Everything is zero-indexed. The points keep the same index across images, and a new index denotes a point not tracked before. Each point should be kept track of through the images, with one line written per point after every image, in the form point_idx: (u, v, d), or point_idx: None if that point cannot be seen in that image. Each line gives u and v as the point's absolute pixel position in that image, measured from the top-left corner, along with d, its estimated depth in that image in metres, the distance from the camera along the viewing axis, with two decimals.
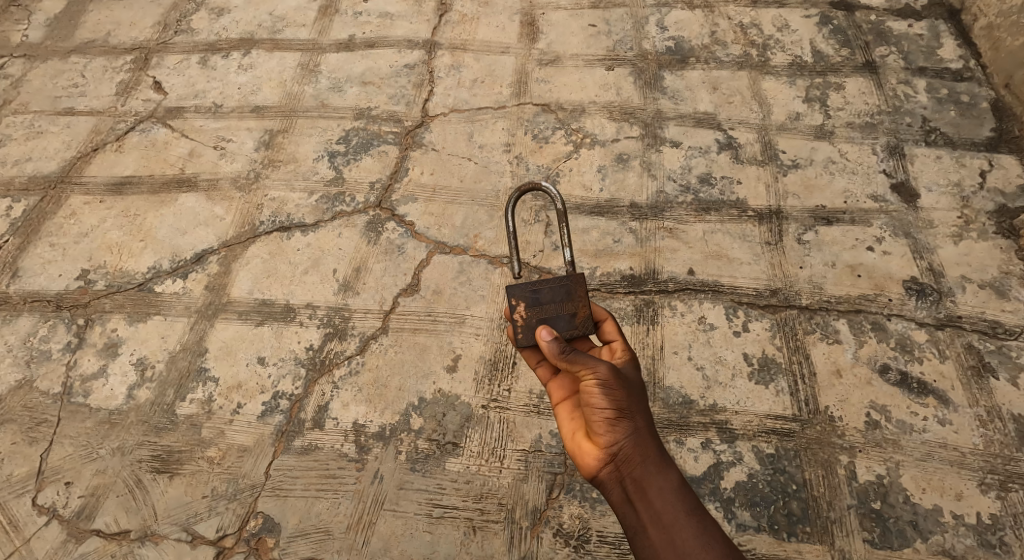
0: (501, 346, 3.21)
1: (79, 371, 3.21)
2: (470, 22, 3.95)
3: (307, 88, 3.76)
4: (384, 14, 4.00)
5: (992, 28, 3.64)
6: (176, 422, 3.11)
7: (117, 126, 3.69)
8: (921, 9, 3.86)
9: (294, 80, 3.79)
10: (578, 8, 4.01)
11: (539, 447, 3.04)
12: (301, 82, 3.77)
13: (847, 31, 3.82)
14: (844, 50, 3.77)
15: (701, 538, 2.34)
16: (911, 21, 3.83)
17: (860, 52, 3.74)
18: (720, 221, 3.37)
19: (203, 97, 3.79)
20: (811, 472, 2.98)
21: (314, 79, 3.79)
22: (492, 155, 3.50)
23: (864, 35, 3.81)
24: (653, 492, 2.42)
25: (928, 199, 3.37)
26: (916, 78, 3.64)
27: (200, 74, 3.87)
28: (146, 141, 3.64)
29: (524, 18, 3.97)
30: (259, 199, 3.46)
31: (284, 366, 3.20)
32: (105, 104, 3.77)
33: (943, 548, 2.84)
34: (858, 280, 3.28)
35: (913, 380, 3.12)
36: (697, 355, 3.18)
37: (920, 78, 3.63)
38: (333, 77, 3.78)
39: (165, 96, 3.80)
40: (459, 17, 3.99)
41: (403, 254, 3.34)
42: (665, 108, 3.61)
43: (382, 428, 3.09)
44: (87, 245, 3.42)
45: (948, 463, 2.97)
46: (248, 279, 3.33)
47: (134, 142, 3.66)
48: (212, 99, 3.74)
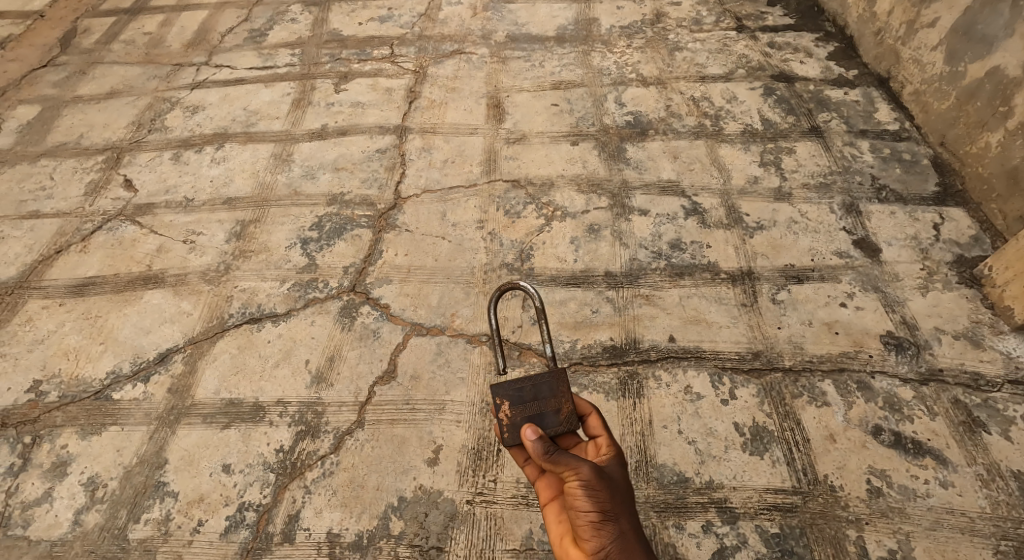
0: (484, 433, 3.07)
1: (20, 497, 2.94)
2: (439, 107, 4.03)
3: (281, 177, 3.70)
4: (356, 104, 4.05)
5: (919, 94, 3.86)
6: (127, 550, 2.85)
7: (83, 227, 3.54)
8: (854, 79, 4.13)
9: (267, 170, 3.74)
10: (540, 90, 4.14)
11: (530, 545, 2.86)
12: (274, 172, 3.71)
13: (790, 101, 4.02)
14: (790, 118, 3.96)
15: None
16: (846, 89, 4.08)
17: (805, 119, 3.93)
18: (694, 285, 3.37)
19: (174, 191, 3.67)
20: (820, 552, 2.90)
21: (288, 168, 3.74)
22: (465, 232, 3.47)
23: (806, 103, 4.02)
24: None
25: (890, 252, 3.46)
26: (860, 139, 3.83)
27: (172, 169, 3.76)
28: (113, 241, 3.50)
29: (489, 101, 4.08)
30: (228, 291, 3.33)
31: (251, 473, 2.99)
32: (73, 206, 3.63)
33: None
34: (837, 337, 3.29)
35: (907, 440, 3.09)
36: (687, 429, 3.12)
37: (863, 140, 3.82)
38: (306, 165, 3.75)
39: (136, 194, 3.67)
40: (428, 102, 4.07)
41: (378, 339, 3.21)
42: (630, 178, 3.68)
43: (359, 537, 2.88)
44: (40, 353, 3.20)
45: (959, 531, 2.91)
46: (213, 378, 3.15)
47: (101, 240, 3.50)
48: (184, 194, 3.65)
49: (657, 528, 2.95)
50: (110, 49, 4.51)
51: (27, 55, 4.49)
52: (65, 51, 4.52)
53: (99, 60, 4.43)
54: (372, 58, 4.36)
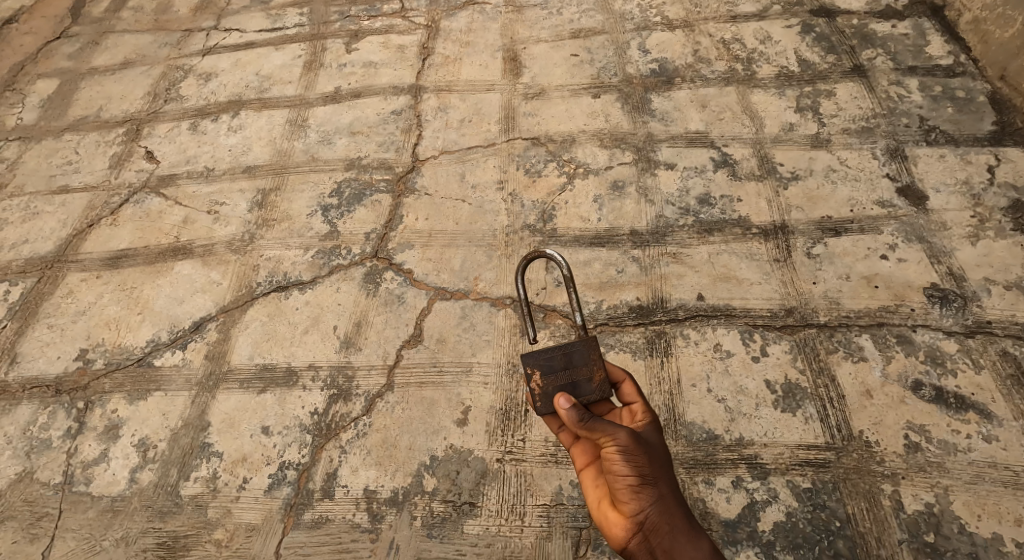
0: (511, 394, 3.12)
1: (80, 457, 3.13)
2: (454, 64, 3.94)
3: (297, 144, 3.70)
4: (368, 64, 4.00)
5: (979, 22, 3.62)
6: (180, 505, 3.03)
7: (112, 200, 3.63)
8: (903, 9, 3.82)
9: (283, 137, 3.73)
10: (559, 40, 3.99)
11: (561, 501, 2.96)
12: (290, 138, 3.71)
13: (830, 38, 3.77)
14: (831, 57, 3.71)
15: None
16: (894, 21, 3.78)
17: (847, 57, 3.68)
18: (724, 241, 3.26)
19: (195, 162, 3.72)
20: (854, 507, 2.86)
21: (304, 135, 3.74)
22: (486, 195, 3.42)
23: (849, 39, 3.76)
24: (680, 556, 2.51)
25: (938, 200, 3.27)
26: (908, 76, 3.56)
27: (191, 139, 3.81)
28: (141, 213, 3.57)
29: (506, 55, 3.96)
30: (254, 260, 3.38)
31: (290, 435, 3.10)
32: (101, 179, 3.72)
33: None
34: (877, 292, 3.17)
35: (949, 395, 2.99)
36: (716, 387, 3.08)
37: (911, 77, 3.55)
38: (321, 130, 3.72)
39: (158, 166, 3.73)
40: (442, 59, 3.99)
41: (403, 304, 3.23)
42: (656, 131, 3.54)
43: (395, 493, 3.00)
44: (85, 324, 3.34)
45: (1001, 484, 2.84)
46: (246, 345, 3.22)
47: (129, 213, 3.58)
48: (204, 164, 3.70)
49: (685, 482, 2.94)
50: (120, 17, 4.53)
51: (41, 27, 4.55)
52: (76, 22, 4.55)
53: (110, 29, 4.46)
54: (383, 14, 4.27)
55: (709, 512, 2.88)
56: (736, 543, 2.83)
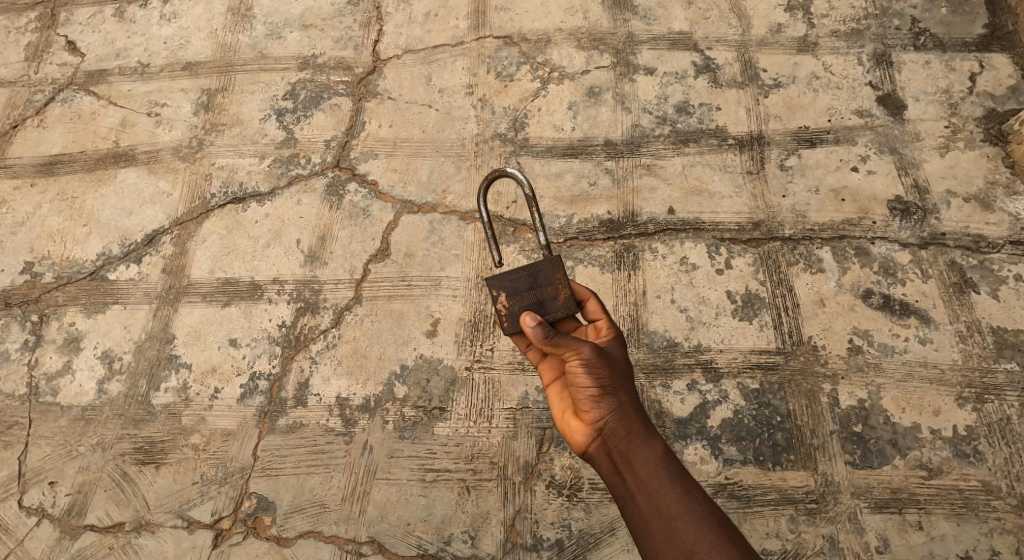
0: (481, 307, 3.10)
1: (43, 370, 3.07)
2: None
3: (242, 37, 3.45)
4: None
5: None
6: (153, 413, 3.02)
7: (35, 98, 3.38)
8: None
9: (226, 28, 3.48)
10: None
11: (526, 404, 3.00)
12: (235, 31, 3.46)
13: None
14: None
15: (685, 502, 2.20)
16: None
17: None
18: (699, 152, 3.23)
19: (126, 55, 3.44)
20: (795, 403, 2.99)
21: (250, 25, 3.47)
22: (453, 99, 3.29)
23: None
24: (639, 464, 2.27)
25: (916, 109, 3.25)
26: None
27: (118, 28, 3.51)
28: (71, 113, 3.35)
29: None
30: (206, 168, 3.24)
31: (258, 346, 3.07)
32: (17, 73, 3.44)
33: (920, 462, 2.89)
34: (842, 205, 3.18)
35: (895, 302, 3.08)
36: (680, 297, 3.10)
37: None
38: (270, 22, 3.47)
39: (83, 58, 3.45)
40: None
41: (369, 217, 3.15)
42: (637, 31, 3.39)
43: (367, 400, 3.02)
44: (26, 236, 3.18)
45: (928, 382, 2.99)
46: (206, 257, 3.14)
47: (57, 113, 3.35)
48: (137, 59, 3.44)
49: (643, 387, 3.02)
50: None
51: None
52: None
53: None
54: None
55: (662, 412, 2.99)
56: (684, 438, 2.96)
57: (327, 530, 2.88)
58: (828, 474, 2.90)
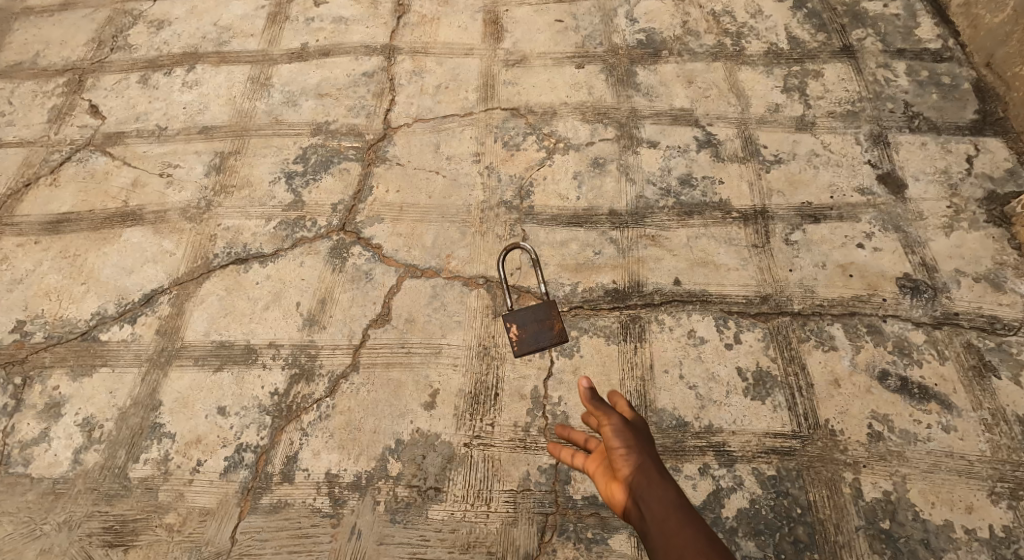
0: (482, 377, 2.97)
1: (18, 436, 2.89)
2: (431, 24, 3.82)
3: (259, 104, 3.56)
4: (338, 19, 3.84)
5: (969, 6, 3.64)
6: (128, 487, 2.82)
7: (50, 158, 3.44)
8: None
9: (243, 95, 3.60)
10: (542, 4, 3.89)
11: (528, 486, 2.81)
12: (252, 98, 3.57)
13: (822, 15, 3.77)
14: (820, 35, 3.72)
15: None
16: (885, 1, 3.80)
17: (837, 36, 3.69)
18: (704, 224, 3.23)
19: (145, 119, 3.55)
20: (816, 493, 2.80)
21: (266, 93, 3.60)
22: (460, 166, 3.35)
23: (839, 18, 3.76)
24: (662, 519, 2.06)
25: (916, 189, 3.29)
26: (896, 60, 3.60)
27: (141, 93, 3.63)
28: (84, 173, 3.39)
29: (487, 17, 3.85)
30: (211, 229, 3.23)
31: (247, 416, 2.91)
32: (37, 134, 3.52)
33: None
34: (850, 281, 3.14)
35: (913, 385, 2.95)
36: (689, 373, 2.99)
37: (899, 60, 3.59)
38: (286, 91, 3.60)
39: (104, 121, 3.55)
40: (419, 17, 3.85)
41: (371, 281, 3.11)
42: (640, 106, 3.51)
43: (358, 477, 2.83)
44: (21, 294, 3.12)
45: (956, 473, 2.81)
46: (202, 320, 3.06)
47: (70, 173, 3.39)
48: (156, 122, 3.53)
49: None
50: None
51: None
52: None
53: None
54: None
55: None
56: None
57: None
58: None
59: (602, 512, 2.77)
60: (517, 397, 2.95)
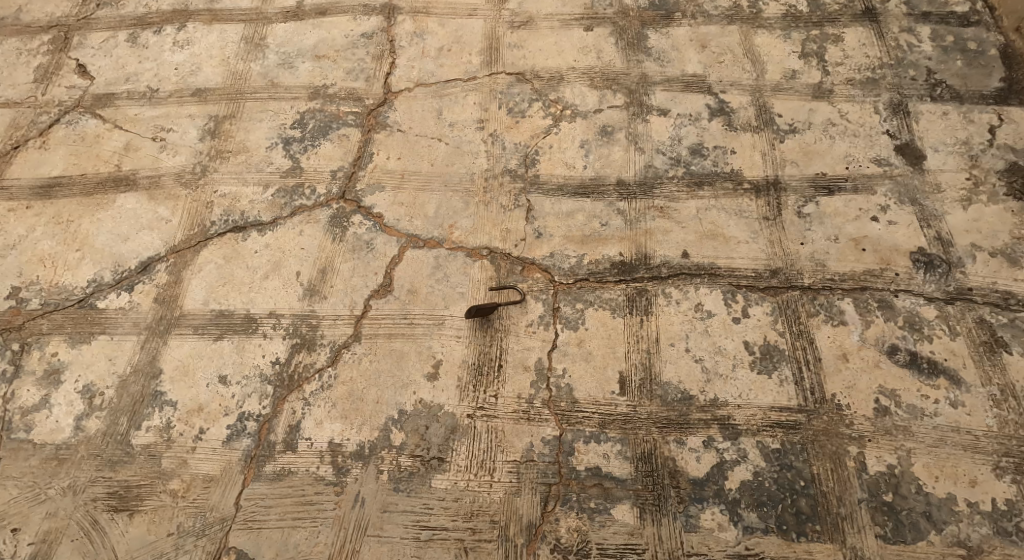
0: (485, 349, 2.94)
1: (18, 403, 2.88)
2: None
3: (254, 65, 3.46)
4: None
5: None
6: (132, 454, 2.82)
7: (40, 119, 3.36)
8: None
9: (238, 56, 3.50)
10: None
11: (531, 457, 2.81)
12: (247, 59, 3.47)
13: None
14: None
15: None
16: None
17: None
18: (713, 196, 3.15)
19: (136, 80, 3.45)
20: (820, 466, 2.78)
21: (262, 55, 3.49)
22: (463, 133, 3.26)
23: None
24: None
25: (935, 159, 3.18)
26: (920, 24, 3.47)
27: (130, 53, 3.53)
28: (74, 135, 3.32)
29: None
30: (207, 196, 3.17)
31: (249, 385, 2.89)
32: (24, 94, 3.43)
33: (958, 539, 2.66)
34: (863, 255, 3.06)
35: (923, 360, 2.91)
36: (695, 346, 2.95)
37: (923, 25, 3.46)
38: (283, 52, 3.49)
39: (92, 82, 3.45)
40: None
41: (372, 251, 3.05)
42: (650, 71, 3.40)
43: (361, 447, 2.82)
44: (15, 260, 3.08)
45: (961, 447, 2.78)
46: (201, 288, 3.02)
47: (60, 135, 3.32)
48: (147, 83, 3.43)
49: (656, 441, 2.83)
50: None
51: None
52: None
53: None
54: None
55: (677, 471, 2.79)
56: (701, 501, 2.74)
57: None
58: (857, 548, 2.67)
59: (605, 483, 2.78)
60: (520, 369, 2.92)
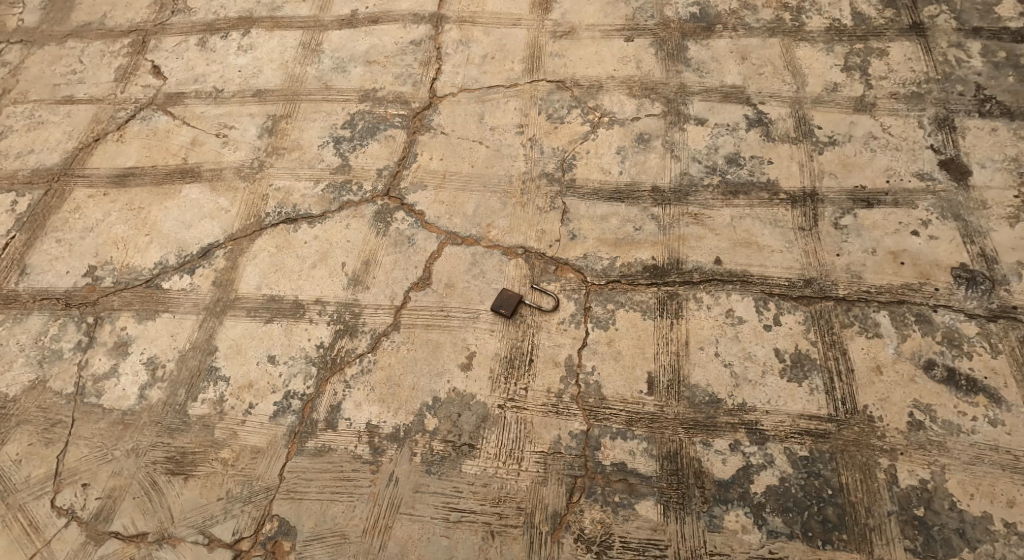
0: (517, 343, 3.06)
1: (91, 370, 3.15)
2: None
3: (310, 69, 3.66)
4: None
5: None
6: (188, 423, 3.05)
7: (118, 115, 3.63)
8: None
9: (296, 61, 3.70)
10: None
11: (558, 449, 2.91)
12: (304, 63, 3.67)
13: None
14: (888, 12, 3.54)
15: None
16: None
17: (906, 13, 3.52)
18: (749, 205, 3.18)
19: (203, 80, 3.69)
20: (848, 476, 2.80)
21: (317, 59, 3.69)
22: (503, 137, 3.39)
23: None
24: None
25: (982, 175, 3.14)
26: (970, 40, 3.41)
27: (199, 56, 3.77)
28: (148, 131, 3.58)
29: None
30: (263, 189, 3.38)
31: (295, 365, 3.09)
32: (105, 92, 3.71)
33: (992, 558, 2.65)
34: (902, 269, 3.05)
35: (961, 377, 2.89)
36: (724, 351, 2.99)
37: (973, 40, 3.40)
38: (336, 57, 3.68)
39: (165, 82, 3.71)
40: None
41: (413, 246, 3.22)
42: (689, 82, 3.45)
43: (396, 429, 2.98)
44: (92, 242, 3.35)
45: (1000, 467, 2.76)
46: (255, 274, 3.23)
47: (135, 130, 3.59)
48: (213, 84, 3.67)
49: (682, 442, 2.89)
50: None
51: None
52: None
53: None
54: None
55: (702, 472, 2.84)
56: (725, 503, 2.79)
57: None
58: None
59: (630, 479, 2.86)
60: (550, 364, 3.03)
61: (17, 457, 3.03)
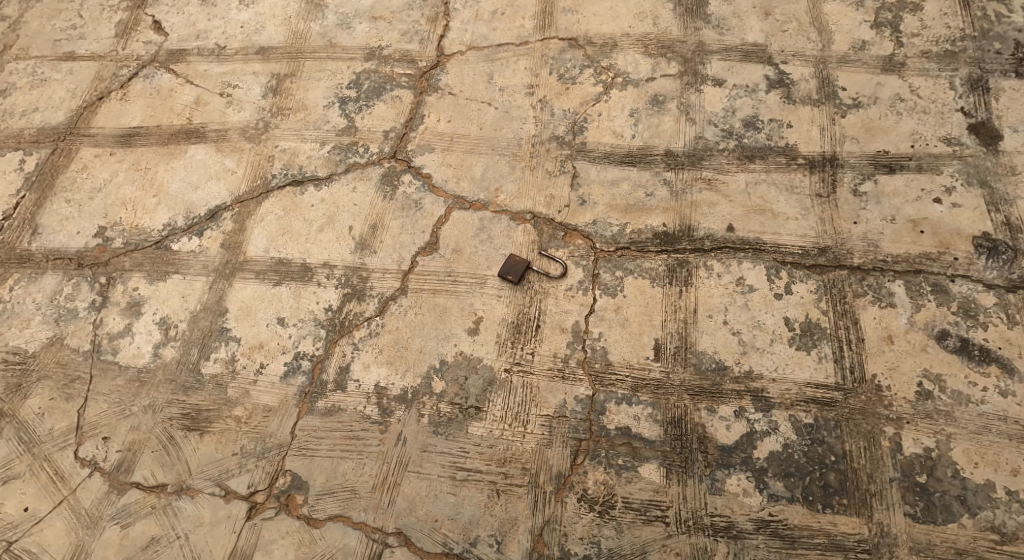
0: (524, 308, 3.03)
1: (106, 329, 3.16)
2: None
3: (314, 25, 3.65)
4: None
5: None
6: (201, 382, 3.05)
7: (120, 73, 3.62)
8: None
9: (300, 16, 3.68)
10: None
11: (563, 413, 2.89)
12: (308, 19, 3.66)
13: None
14: None
15: None
16: None
17: None
18: (765, 170, 3.13)
19: (205, 37, 3.68)
20: (852, 444, 2.76)
21: (321, 15, 3.67)
22: (513, 98, 3.37)
23: None
24: None
25: (1012, 140, 3.07)
26: None
27: (200, 11, 3.75)
28: (151, 89, 3.57)
29: None
30: (269, 150, 3.39)
31: (304, 327, 3.09)
32: (107, 48, 3.70)
33: (992, 525, 2.62)
34: (921, 237, 2.96)
35: (974, 347, 2.82)
36: (733, 319, 2.94)
37: None
38: (340, 12, 3.66)
39: (166, 38, 3.69)
40: None
41: (421, 210, 3.21)
42: (708, 39, 3.40)
43: (404, 391, 2.97)
44: (102, 202, 3.36)
45: (1007, 437, 2.71)
46: (262, 237, 3.23)
47: (139, 88, 3.58)
48: (215, 40, 3.66)
49: (687, 408, 2.85)
50: None
51: None
52: None
53: None
54: None
55: (706, 437, 2.81)
56: (728, 467, 2.77)
57: (356, 516, 2.83)
58: (884, 524, 2.66)
59: (634, 442, 2.83)
60: (557, 330, 2.99)
61: (39, 411, 3.05)
